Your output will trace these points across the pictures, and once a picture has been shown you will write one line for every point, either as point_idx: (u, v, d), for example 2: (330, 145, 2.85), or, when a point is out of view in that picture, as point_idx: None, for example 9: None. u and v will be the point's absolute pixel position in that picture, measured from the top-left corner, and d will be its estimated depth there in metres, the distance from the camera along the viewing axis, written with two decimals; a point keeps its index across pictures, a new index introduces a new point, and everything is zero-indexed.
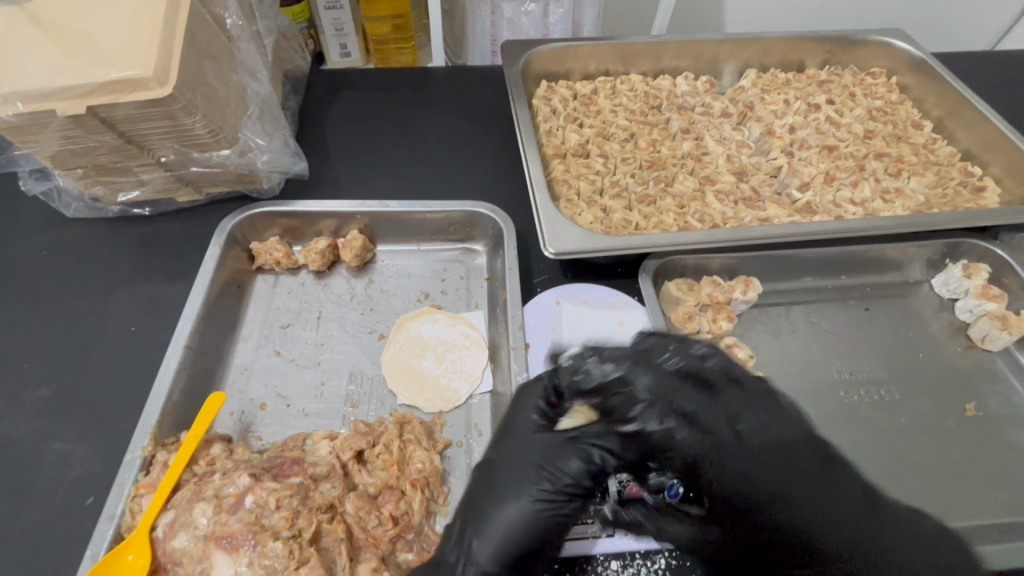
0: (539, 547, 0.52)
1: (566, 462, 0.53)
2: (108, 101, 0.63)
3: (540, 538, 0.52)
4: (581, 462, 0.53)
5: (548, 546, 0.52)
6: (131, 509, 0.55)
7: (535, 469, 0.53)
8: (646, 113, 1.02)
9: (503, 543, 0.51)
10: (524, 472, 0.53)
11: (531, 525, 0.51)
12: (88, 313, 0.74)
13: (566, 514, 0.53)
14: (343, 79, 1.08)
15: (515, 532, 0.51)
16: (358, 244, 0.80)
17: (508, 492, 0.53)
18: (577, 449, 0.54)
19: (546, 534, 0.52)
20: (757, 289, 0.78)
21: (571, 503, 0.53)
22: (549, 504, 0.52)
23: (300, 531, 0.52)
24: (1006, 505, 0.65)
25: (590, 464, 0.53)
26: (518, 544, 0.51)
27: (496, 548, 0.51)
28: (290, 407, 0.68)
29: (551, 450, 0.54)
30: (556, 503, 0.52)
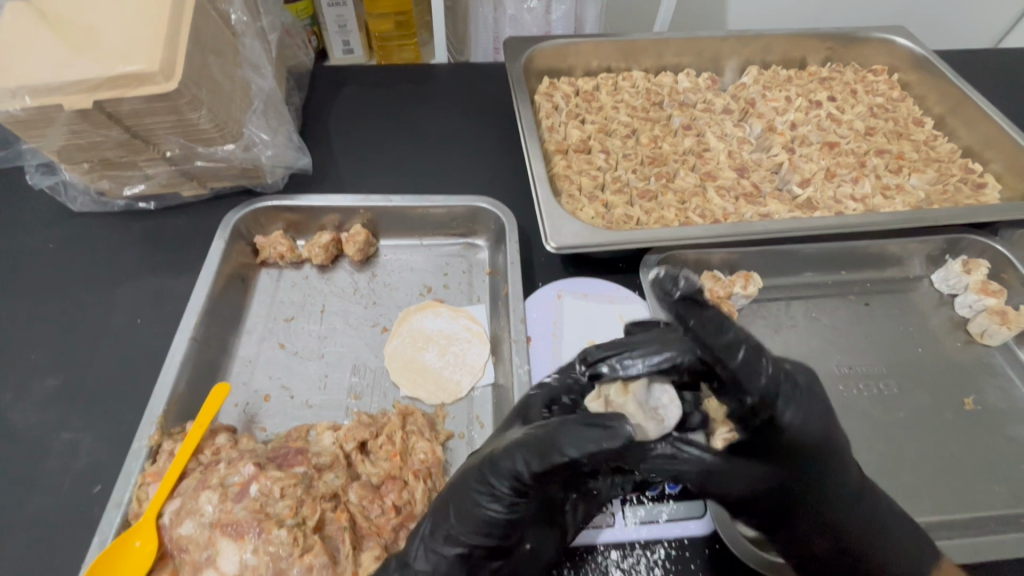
0: (489, 545, 0.52)
1: (500, 463, 0.50)
2: (115, 96, 0.64)
3: (489, 537, 0.51)
4: (510, 464, 0.49)
5: (501, 543, 0.52)
6: (138, 497, 0.56)
7: (477, 469, 0.52)
8: (648, 109, 1.02)
9: (453, 541, 0.51)
10: (472, 471, 0.52)
11: (474, 524, 0.51)
12: (95, 305, 0.75)
13: (512, 517, 0.51)
14: (346, 76, 1.09)
15: (461, 531, 0.51)
16: (361, 238, 0.80)
17: (460, 491, 0.52)
18: (506, 450, 0.50)
19: (493, 533, 0.51)
20: (757, 284, 0.78)
21: (515, 505, 0.51)
22: (501, 502, 0.50)
23: (304, 519, 0.53)
24: (1004, 498, 0.65)
25: (511, 467, 0.49)
26: (467, 542, 0.51)
27: (447, 545, 0.51)
28: (294, 399, 0.69)
29: (491, 448, 0.51)
30: (495, 505, 0.50)
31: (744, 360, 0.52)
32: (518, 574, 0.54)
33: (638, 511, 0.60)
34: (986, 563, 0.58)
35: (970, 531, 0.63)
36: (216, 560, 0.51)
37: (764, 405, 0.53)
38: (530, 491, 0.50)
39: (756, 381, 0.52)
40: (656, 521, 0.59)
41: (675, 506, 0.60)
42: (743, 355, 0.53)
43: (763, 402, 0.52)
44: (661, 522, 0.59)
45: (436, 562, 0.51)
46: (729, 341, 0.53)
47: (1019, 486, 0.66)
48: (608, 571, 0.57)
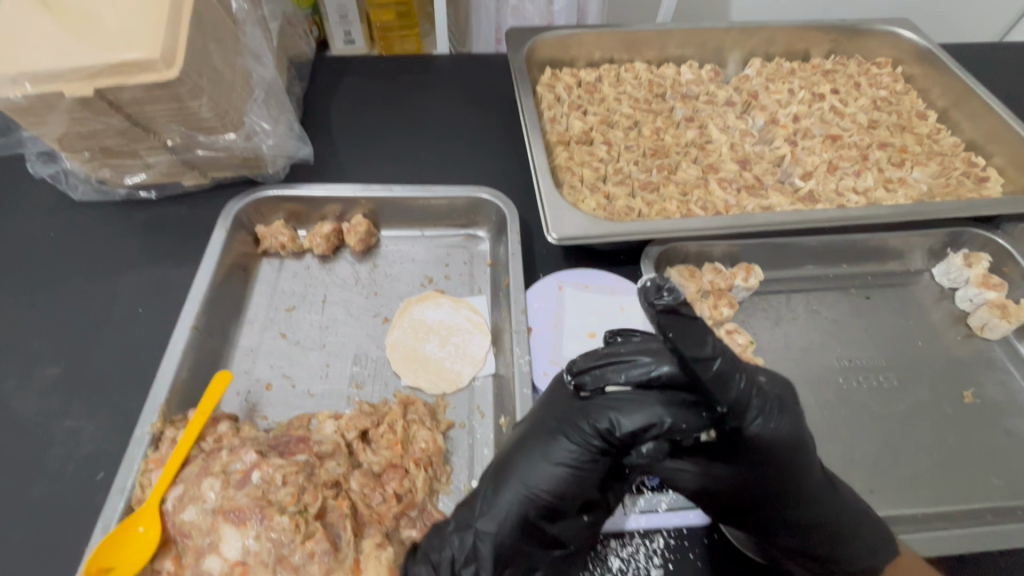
0: (557, 507, 0.53)
1: (583, 424, 0.53)
2: (115, 83, 0.64)
3: (558, 498, 0.52)
4: (595, 424, 0.53)
5: (567, 506, 0.53)
6: (141, 484, 0.56)
7: (552, 433, 0.54)
8: (650, 101, 1.02)
9: (522, 504, 0.52)
10: (542, 436, 0.55)
11: (548, 484, 0.53)
12: (96, 294, 0.75)
13: (585, 478, 0.53)
14: (347, 66, 1.08)
15: (535, 491, 0.53)
16: (362, 228, 0.80)
17: (530, 455, 0.54)
18: (589, 412, 0.54)
19: (566, 494, 0.53)
20: (758, 276, 0.79)
21: (589, 466, 0.53)
22: (571, 460, 0.53)
23: (305, 506, 0.53)
24: (1002, 490, 0.66)
25: (600, 427, 0.53)
26: (536, 503, 0.52)
27: (517, 506, 0.52)
28: (295, 388, 0.69)
29: (568, 413, 0.55)
30: (572, 464, 0.53)
31: (716, 375, 0.47)
32: (573, 539, 0.54)
33: (638, 501, 0.60)
34: (983, 553, 0.59)
35: (968, 522, 0.63)
36: (218, 546, 0.51)
37: (735, 414, 0.48)
38: (610, 450, 0.53)
39: (727, 396, 0.47)
40: (656, 510, 0.60)
41: (674, 496, 0.61)
42: (718, 367, 0.47)
43: (733, 412, 0.48)
44: (660, 512, 0.60)
45: (500, 521, 0.52)
46: (708, 354, 0.46)
47: (1017, 478, 0.67)
48: (608, 559, 0.57)
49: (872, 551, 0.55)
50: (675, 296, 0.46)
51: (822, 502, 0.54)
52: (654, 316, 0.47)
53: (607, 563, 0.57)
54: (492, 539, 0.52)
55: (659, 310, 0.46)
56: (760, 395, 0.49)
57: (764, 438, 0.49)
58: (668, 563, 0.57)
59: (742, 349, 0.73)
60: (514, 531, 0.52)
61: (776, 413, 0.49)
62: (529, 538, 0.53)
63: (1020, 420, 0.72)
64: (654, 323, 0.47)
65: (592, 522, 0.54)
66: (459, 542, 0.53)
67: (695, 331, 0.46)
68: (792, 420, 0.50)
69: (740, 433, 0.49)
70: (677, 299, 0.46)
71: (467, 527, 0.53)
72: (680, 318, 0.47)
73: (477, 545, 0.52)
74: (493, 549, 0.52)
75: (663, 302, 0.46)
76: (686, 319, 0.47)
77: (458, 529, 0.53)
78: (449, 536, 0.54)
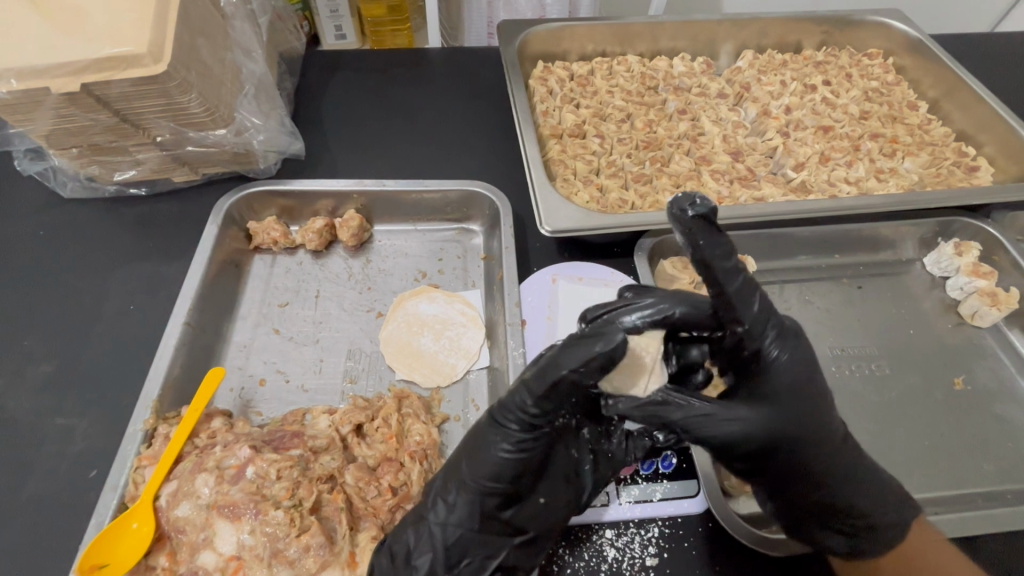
0: (503, 491, 0.53)
1: (506, 408, 0.53)
2: (102, 79, 0.63)
3: (501, 484, 0.53)
4: (518, 406, 0.52)
5: (512, 489, 0.54)
6: (135, 480, 0.55)
7: (488, 420, 0.55)
8: (642, 94, 1.02)
9: (467, 495, 0.53)
10: (478, 426, 0.55)
11: (488, 472, 0.53)
12: (86, 291, 0.74)
13: (523, 461, 0.53)
14: (338, 61, 1.08)
15: (476, 482, 0.53)
16: (354, 223, 0.80)
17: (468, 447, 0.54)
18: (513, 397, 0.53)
19: (507, 480, 0.53)
20: (751, 267, 0.79)
21: (526, 445, 0.53)
22: (508, 444, 0.53)
23: (300, 500, 0.53)
24: (992, 475, 0.66)
25: (518, 406, 0.52)
26: (481, 492, 0.53)
27: (462, 498, 0.53)
28: (289, 383, 0.69)
29: (498, 400, 0.54)
30: (506, 451, 0.53)
31: (740, 289, 0.53)
32: (531, 524, 0.55)
33: (632, 491, 0.60)
34: (973, 537, 0.59)
35: (959, 506, 0.64)
36: (213, 541, 0.51)
37: (753, 335, 0.54)
38: (540, 427, 0.52)
39: (749, 310, 0.53)
40: (650, 499, 0.60)
41: (668, 485, 0.61)
42: (741, 283, 0.53)
43: (751, 331, 0.54)
44: (655, 501, 0.60)
45: (449, 512, 0.53)
46: (734, 267, 0.53)
47: (1007, 463, 0.67)
48: (603, 550, 0.58)
49: (887, 504, 0.56)
50: (706, 206, 0.53)
51: (831, 451, 0.55)
52: (682, 224, 0.53)
53: (602, 554, 0.57)
54: (443, 528, 0.53)
55: (689, 220, 0.53)
56: (773, 326, 0.55)
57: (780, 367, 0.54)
58: (664, 552, 0.58)
59: None
60: (464, 522, 0.53)
61: (791, 339, 0.55)
62: (484, 526, 0.53)
63: (1010, 406, 0.73)
64: (684, 230, 0.53)
65: (549, 506, 0.55)
66: (415, 535, 0.53)
67: (723, 246, 0.53)
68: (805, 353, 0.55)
69: (759, 356, 0.55)
70: (706, 210, 0.53)
71: (421, 519, 0.54)
72: (706, 228, 0.53)
73: (432, 537, 0.53)
74: (445, 539, 0.53)
75: (694, 209, 0.53)
76: (710, 228, 0.53)
77: (413, 523, 0.54)
78: (406, 527, 0.54)
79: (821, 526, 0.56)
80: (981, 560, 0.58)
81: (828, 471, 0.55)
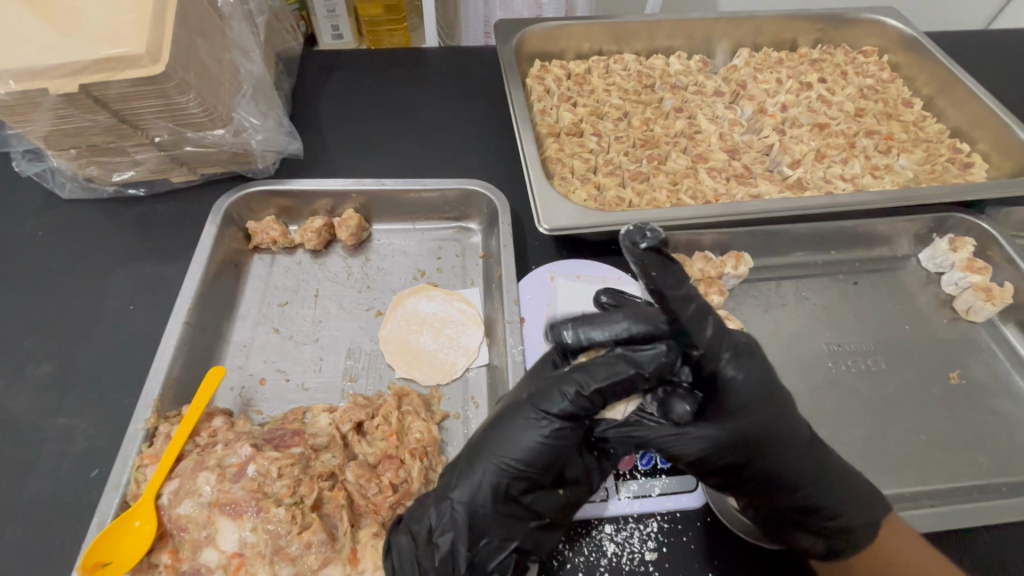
0: (531, 476, 0.55)
1: (553, 393, 0.55)
2: (100, 79, 0.63)
3: (530, 467, 0.54)
4: (569, 393, 0.54)
5: (540, 475, 0.55)
6: (136, 479, 0.56)
7: (529, 402, 0.56)
8: (639, 92, 1.02)
9: (495, 474, 0.54)
10: (517, 407, 0.56)
11: (523, 454, 0.54)
12: (86, 291, 0.74)
13: (556, 447, 0.55)
14: (336, 61, 1.08)
15: (507, 462, 0.54)
16: (353, 223, 0.80)
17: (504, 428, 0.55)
18: (558, 382, 0.56)
19: (537, 464, 0.54)
20: (748, 263, 0.79)
21: (563, 433, 0.55)
22: (547, 429, 0.55)
23: (301, 497, 0.54)
24: (987, 468, 0.67)
25: (571, 392, 0.55)
26: (509, 472, 0.54)
27: (490, 477, 0.54)
28: (289, 382, 0.69)
29: (540, 385, 0.56)
30: (542, 434, 0.55)
31: (693, 313, 0.54)
32: (548, 512, 0.55)
33: (631, 486, 0.61)
34: (966, 530, 0.60)
35: (953, 500, 0.65)
36: (215, 538, 0.51)
37: (710, 356, 0.55)
38: (581, 417, 0.55)
39: (703, 335, 0.54)
40: (649, 495, 0.60)
41: (667, 481, 0.61)
42: (694, 308, 0.54)
43: (708, 353, 0.55)
44: (654, 496, 0.60)
45: (475, 490, 0.54)
46: (683, 294, 0.54)
47: (1001, 457, 0.68)
48: (602, 544, 0.58)
49: (866, 506, 0.56)
50: (655, 237, 0.53)
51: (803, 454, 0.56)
52: (636, 256, 0.53)
53: (601, 549, 0.58)
54: (467, 507, 0.53)
55: (641, 252, 0.53)
56: (728, 344, 0.55)
57: (739, 383, 0.55)
58: (663, 547, 0.58)
59: None
60: (488, 501, 0.54)
61: (746, 357, 0.56)
62: (506, 508, 0.54)
63: (1004, 400, 0.73)
64: (638, 263, 0.53)
65: (569, 496, 0.56)
66: (438, 513, 0.53)
67: (675, 274, 0.53)
68: (761, 366, 0.56)
69: (717, 377, 0.55)
70: (656, 239, 0.53)
71: (444, 498, 0.54)
72: (660, 256, 0.53)
73: (454, 516, 0.53)
74: (468, 517, 0.53)
75: (644, 242, 0.53)
76: (662, 258, 0.53)
77: (436, 501, 0.54)
78: (428, 507, 0.54)
79: (800, 526, 0.57)
80: (975, 552, 0.59)
81: (802, 474, 0.55)
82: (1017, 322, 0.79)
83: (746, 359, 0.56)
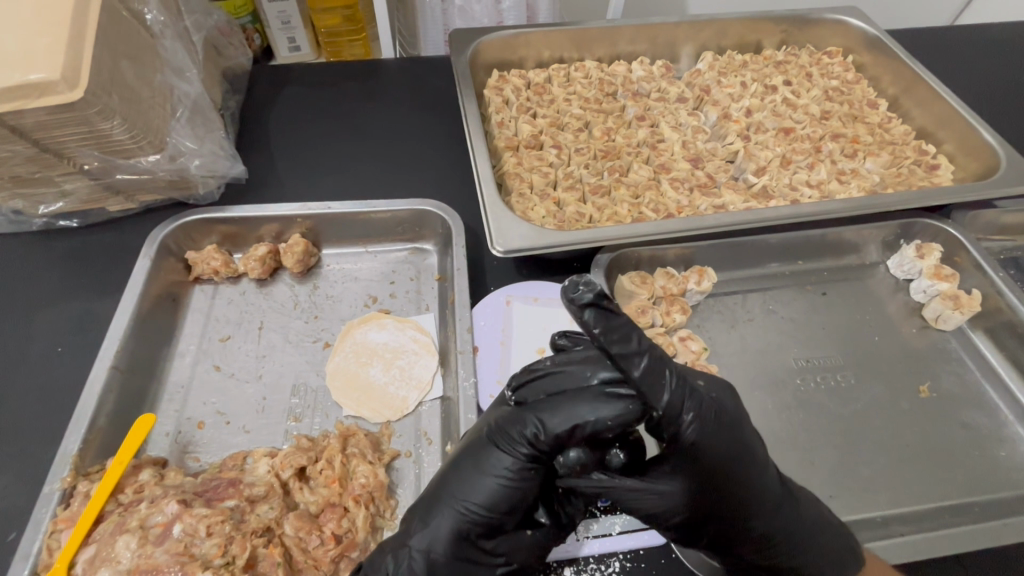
0: (492, 521, 0.51)
1: (512, 432, 0.51)
2: (13, 109, 0.58)
3: (492, 512, 0.51)
4: (528, 433, 0.50)
5: (503, 519, 0.51)
6: (49, 546, 0.51)
7: (488, 441, 0.53)
8: (600, 101, 0.99)
9: (455, 521, 0.51)
10: (477, 446, 0.53)
11: (483, 497, 0.51)
12: (12, 334, 0.70)
13: (519, 489, 0.51)
14: (287, 75, 1.04)
15: (467, 507, 0.51)
16: (299, 249, 0.76)
17: (464, 469, 0.52)
18: (516, 420, 0.52)
19: (499, 507, 0.51)
20: (712, 278, 0.77)
21: (524, 474, 0.51)
22: (506, 471, 0.51)
23: (233, 558, 0.50)
24: (961, 487, 0.65)
25: (529, 433, 0.50)
26: (469, 518, 0.51)
27: (449, 523, 0.51)
28: (229, 425, 0.65)
29: (499, 421, 0.53)
30: (504, 477, 0.51)
31: (646, 370, 0.47)
32: (517, 555, 0.52)
33: (591, 524, 0.58)
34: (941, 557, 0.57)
35: (927, 524, 0.62)
36: None
37: (671, 418, 0.48)
38: (542, 459, 0.51)
39: (659, 397, 0.47)
40: (610, 534, 0.57)
41: (628, 517, 0.58)
42: (645, 365, 0.47)
43: (667, 416, 0.48)
44: (615, 535, 0.57)
45: (433, 539, 0.50)
46: (634, 350, 0.47)
47: (975, 474, 0.66)
48: None
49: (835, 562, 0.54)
50: (590, 290, 0.47)
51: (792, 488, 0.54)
52: (574, 312, 0.48)
53: None
54: (424, 555, 0.50)
55: (580, 307, 0.48)
56: (693, 399, 0.49)
57: (702, 444, 0.49)
58: None
59: (695, 356, 0.71)
60: (446, 549, 0.50)
61: (711, 417, 0.50)
62: (466, 555, 0.51)
63: (976, 412, 0.71)
64: (579, 320, 0.48)
65: (537, 537, 0.53)
66: (394, 563, 0.50)
67: (620, 327, 0.47)
68: (730, 426, 0.51)
69: (678, 440, 0.49)
70: (594, 292, 0.48)
71: (402, 547, 0.50)
72: (601, 312, 0.47)
73: (412, 565, 0.49)
74: (424, 567, 0.50)
75: (581, 297, 0.47)
76: (604, 311, 0.48)
77: (394, 549, 0.51)
78: (387, 556, 0.51)
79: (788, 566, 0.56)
80: None
81: (778, 529, 0.53)
82: (986, 329, 0.78)
83: (713, 417, 0.50)
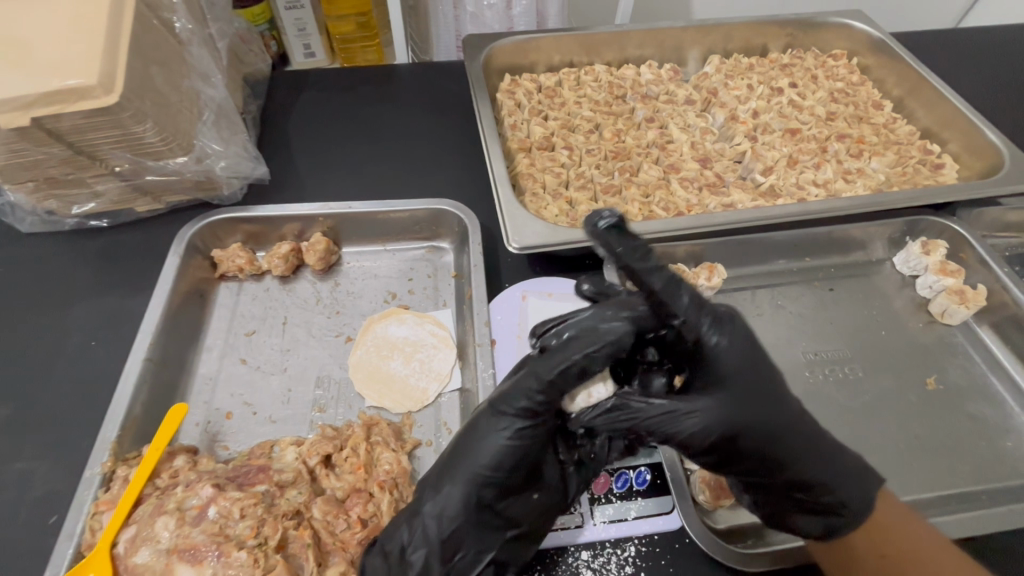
0: (499, 482, 0.54)
1: (510, 393, 0.54)
2: (52, 112, 0.61)
3: (500, 472, 0.54)
4: (525, 389, 0.54)
5: (510, 480, 0.54)
6: (92, 527, 0.54)
7: (490, 408, 0.56)
8: (610, 103, 1.02)
9: (467, 485, 0.54)
10: (479, 415, 0.56)
11: (490, 459, 0.54)
12: (48, 328, 0.73)
13: (523, 449, 0.54)
14: (305, 80, 1.07)
15: (477, 471, 0.54)
16: (321, 247, 0.79)
17: (471, 436, 0.55)
18: (515, 381, 0.55)
19: (506, 468, 0.54)
20: (722, 274, 0.79)
21: (526, 431, 0.54)
22: (509, 431, 0.54)
23: (265, 538, 0.52)
24: (968, 476, 0.66)
25: (528, 389, 0.54)
26: (479, 481, 0.54)
27: (460, 488, 0.54)
28: (256, 415, 0.67)
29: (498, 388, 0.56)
30: (507, 438, 0.54)
31: (664, 283, 0.55)
32: (525, 518, 0.55)
33: (607, 510, 0.59)
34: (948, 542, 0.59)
35: (934, 511, 0.64)
36: None
37: (689, 326, 0.56)
38: (542, 413, 0.54)
39: (676, 302, 0.55)
40: (625, 519, 0.59)
41: (643, 502, 0.59)
42: (661, 280, 0.54)
43: (687, 322, 0.56)
44: (630, 520, 0.59)
45: (446, 504, 0.54)
46: (653, 265, 0.54)
47: (981, 463, 0.67)
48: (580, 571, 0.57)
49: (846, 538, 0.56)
50: (612, 216, 0.55)
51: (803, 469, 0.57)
52: (597, 236, 0.55)
53: None
54: (435, 521, 0.53)
55: (601, 231, 0.55)
56: (707, 312, 0.57)
57: (721, 350, 0.57)
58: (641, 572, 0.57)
59: None
60: (460, 513, 0.53)
61: (725, 325, 0.58)
62: (480, 518, 0.54)
63: (982, 404, 0.73)
64: (602, 244, 0.55)
65: (543, 500, 0.55)
66: (409, 530, 0.54)
67: (638, 246, 0.54)
68: (743, 329, 0.59)
69: (699, 345, 0.57)
70: (616, 219, 0.55)
71: (415, 515, 0.54)
72: (621, 234, 0.54)
73: (426, 532, 0.53)
74: (440, 531, 0.53)
75: (604, 221, 0.55)
76: (625, 233, 0.55)
77: (409, 517, 0.54)
78: (401, 525, 0.54)
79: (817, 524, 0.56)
80: None
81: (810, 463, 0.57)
82: (992, 323, 0.79)
83: (726, 324, 0.58)
